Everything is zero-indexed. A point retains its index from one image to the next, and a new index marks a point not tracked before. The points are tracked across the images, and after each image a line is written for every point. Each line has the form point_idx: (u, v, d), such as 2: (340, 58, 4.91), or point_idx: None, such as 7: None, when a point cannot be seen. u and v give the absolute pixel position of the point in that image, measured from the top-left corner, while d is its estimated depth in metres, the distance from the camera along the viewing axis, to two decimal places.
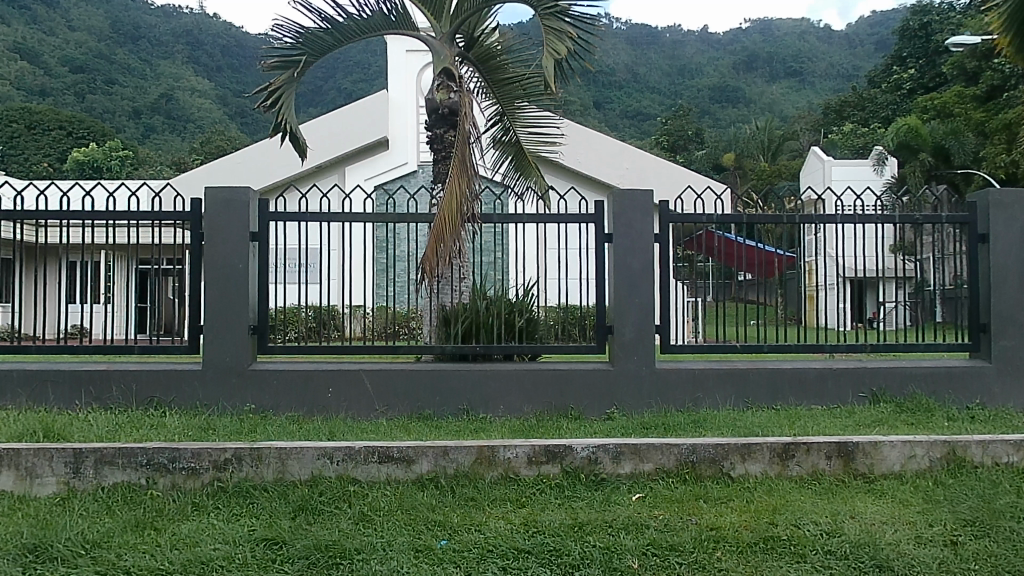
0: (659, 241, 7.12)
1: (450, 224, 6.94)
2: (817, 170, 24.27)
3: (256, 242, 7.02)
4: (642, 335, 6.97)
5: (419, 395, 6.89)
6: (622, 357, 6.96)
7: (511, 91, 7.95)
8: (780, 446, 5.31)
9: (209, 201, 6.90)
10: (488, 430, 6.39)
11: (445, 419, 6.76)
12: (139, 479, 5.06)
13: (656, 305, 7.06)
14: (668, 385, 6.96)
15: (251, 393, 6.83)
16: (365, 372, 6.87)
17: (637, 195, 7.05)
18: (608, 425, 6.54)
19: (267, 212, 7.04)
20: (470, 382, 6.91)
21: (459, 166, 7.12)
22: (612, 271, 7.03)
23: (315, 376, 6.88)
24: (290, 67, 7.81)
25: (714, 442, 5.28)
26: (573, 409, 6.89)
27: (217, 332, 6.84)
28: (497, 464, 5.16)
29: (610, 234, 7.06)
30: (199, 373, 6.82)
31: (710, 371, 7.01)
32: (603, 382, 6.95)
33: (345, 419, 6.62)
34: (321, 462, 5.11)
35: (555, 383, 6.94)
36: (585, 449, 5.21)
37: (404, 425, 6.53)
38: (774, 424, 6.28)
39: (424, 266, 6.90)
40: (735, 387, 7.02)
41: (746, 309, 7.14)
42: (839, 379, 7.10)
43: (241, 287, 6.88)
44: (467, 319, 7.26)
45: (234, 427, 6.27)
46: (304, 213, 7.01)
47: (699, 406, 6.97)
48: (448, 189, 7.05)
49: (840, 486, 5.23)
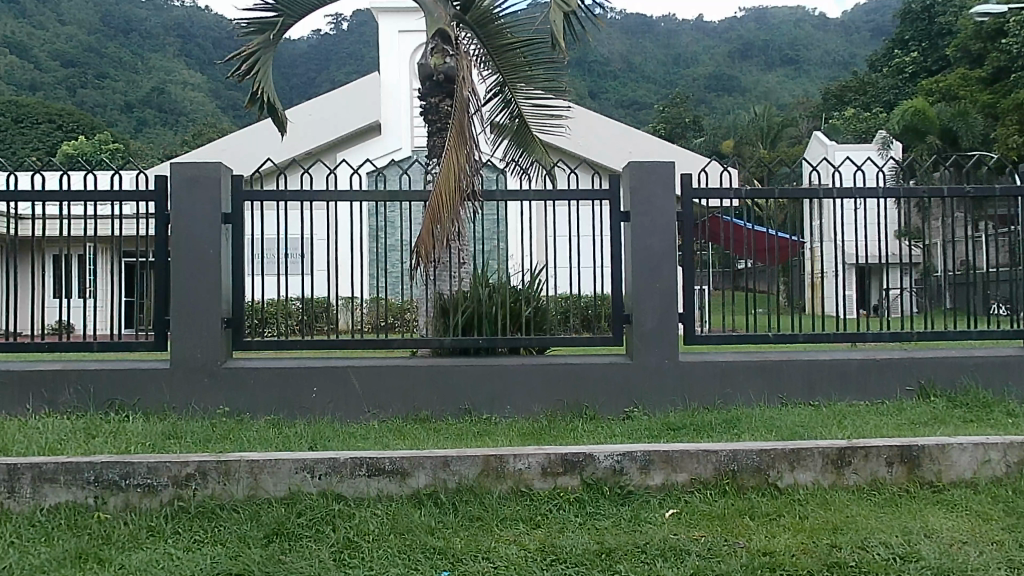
0: (682, 220, 6.36)
1: (447, 203, 6.19)
2: (824, 155, 23.53)
3: (230, 224, 6.24)
4: (663, 325, 6.23)
5: (415, 394, 6.14)
6: (641, 350, 6.22)
7: (511, 59, 7.15)
8: (834, 452, 4.57)
9: (175, 179, 6.13)
10: (493, 434, 5.65)
11: (444, 421, 6.01)
12: (86, 498, 4.30)
13: (679, 291, 6.31)
14: (694, 380, 6.22)
15: (226, 394, 6.07)
16: (355, 369, 6.12)
17: (657, 168, 6.29)
18: (628, 426, 5.80)
19: (239, 189, 6.26)
20: (472, 379, 6.16)
21: (456, 138, 6.34)
22: (630, 254, 6.28)
23: (298, 375, 6.12)
24: (266, 29, 7.02)
25: (757, 448, 4.55)
26: (587, 408, 6.15)
27: (187, 326, 6.08)
28: (506, 476, 4.42)
29: (627, 212, 6.30)
30: (167, 372, 6.06)
31: (740, 365, 6.27)
32: (621, 378, 6.20)
33: (331, 423, 5.87)
34: (300, 476, 4.36)
35: (567, 379, 6.19)
36: (608, 457, 4.47)
37: (398, 428, 5.78)
38: (818, 424, 5.53)
39: (419, 249, 6.17)
40: (767, 382, 6.28)
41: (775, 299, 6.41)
42: (884, 370, 6.36)
43: (213, 276, 6.11)
44: (470, 309, 6.48)
45: (204, 433, 5.51)
46: (283, 191, 6.24)
47: (728, 403, 6.23)
48: (444, 163, 6.28)
49: (904, 497, 4.49)
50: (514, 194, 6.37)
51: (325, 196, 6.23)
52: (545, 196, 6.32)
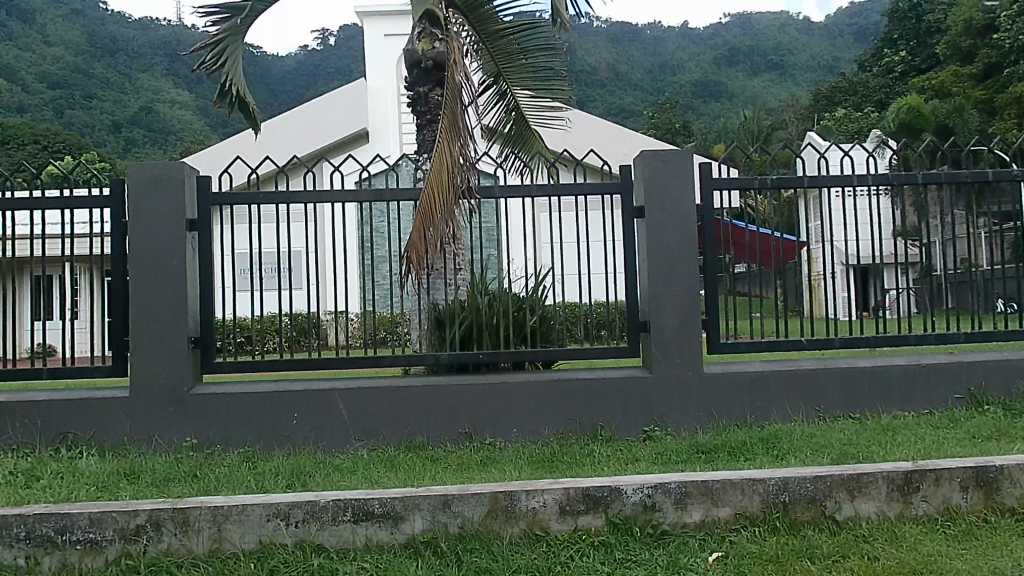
0: (702, 214, 5.71)
1: (440, 202, 5.53)
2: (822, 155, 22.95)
3: (196, 231, 5.55)
4: (685, 333, 5.56)
5: (409, 418, 5.45)
6: (661, 361, 5.55)
7: (506, 46, 6.55)
8: (900, 477, 3.90)
9: (133, 181, 5.42)
10: (498, 462, 4.97)
11: (442, 447, 5.33)
12: (15, 560, 3.58)
13: (700, 294, 5.65)
14: (721, 394, 5.56)
15: (194, 423, 5.36)
16: (342, 391, 5.44)
17: (674, 157, 5.63)
18: (650, 449, 5.12)
19: (206, 192, 5.58)
20: (472, 400, 5.47)
21: (448, 130, 5.68)
22: (645, 254, 5.62)
23: (276, 400, 5.42)
24: (233, 15, 6.35)
25: (811, 474, 3.88)
26: (603, 428, 5.47)
27: (149, 348, 5.36)
28: (517, 518, 3.73)
29: (641, 207, 5.65)
30: (126, 401, 5.34)
31: (772, 375, 5.60)
32: (639, 394, 5.53)
33: (314, 454, 5.17)
34: (272, 525, 3.66)
35: (579, 397, 5.51)
36: (636, 492, 3.79)
37: (389, 458, 5.09)
38: (867, 440, 4.86)
39: (410, 254, 5.51)
40: (803, 393, 5.62)
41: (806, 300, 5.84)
42: (931, 376, 5.71)
43: (177, 291, 5.40)
44: (467, 321, 5.81)
45: (166, 471, 4.79)
46: (255, 193, 5.56)
47: (760, 418, 5.56)
48: (436, 158, 5.62)
49: (985, 528, 3.82)
50: (514, 190, 5.70)
51: (302, 197, 5.56)
52: (548, 192, 5.66)
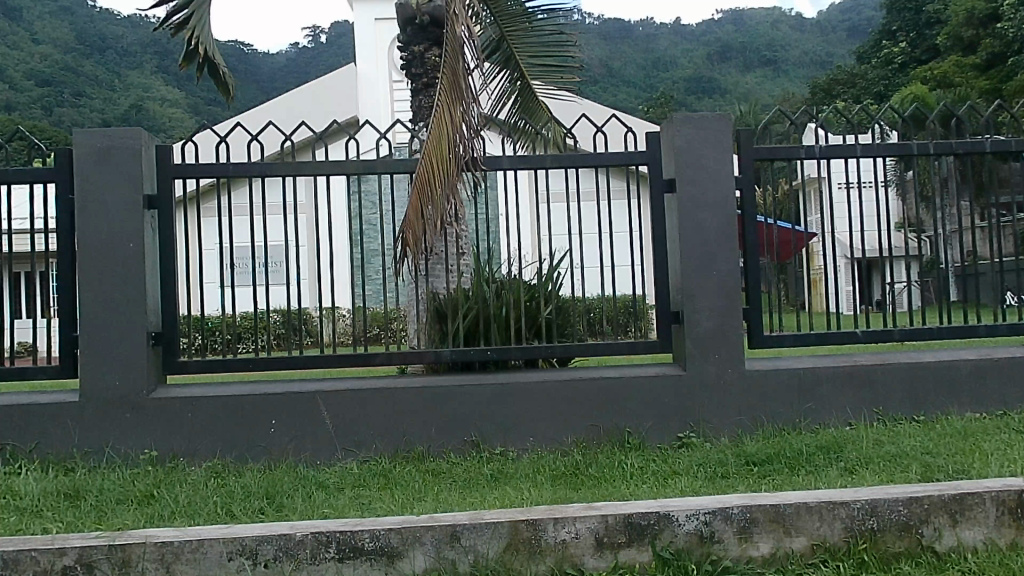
0: (742, 187, 4.96)
1: (440, 174, 4.76)
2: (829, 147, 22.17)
3: (156, 209, 4.77)
4: (723, 324, 4.82)
5: (406, 424, 4.70)
6: (696, 357, 4.81)
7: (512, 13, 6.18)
8: (1014, 497, 3.16)
9: (82, 151, 4.65)
10: (511, 476, 4.23)
11: (445, 458, 4.58)
12: None
13: (740, 280, 4.91)
14: (766, 393, 4.83)
15: (154, 433, 4.60)
16: (328, 394, 4.68)
17: (709, 123, 4.89)
18: (689, 458, 4.38)
19: (167, 164, 4.80)
20: (479, 403, 4.72)
21: (448, 92, 4.91)
22: (676, 234, 4.88)
23: (250, 404, 4.65)
24: None
25: (903, 496, 3.15)
26: (631, 435, 4.73)
27: (103, 346, 4.60)
28: (544, 554, 2.98)
29: (672, 179, 4.91)
30: (75, 407, 4.58)
31: (822, 372, 4.88)
32: (672, 395, 4.79)
33: (295, 468, 4.42)
34: (235, 566, 2.91)
35: (603, 399, 4.77)
36: (690, 519, 3.05)
37: (383, 473, 4.34)
38: (946, 448, 4.13)
39: (405, 235, 4.77)
40: (858, 392, 4.90)
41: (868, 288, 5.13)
42: (1004, 373, 4.99)
43: (134, 278, 4.62)
44: (473, 312, 5.05)
45: (117, 490, 4.03)
46: (225, 164, 4.78)
47: (810, 422, 4.84)
48: (435, 124, 4.86)
49: None
50: (525, 160, 4.94)
51: (280, 169, 4.79)
52: (565, 163, 4.91)
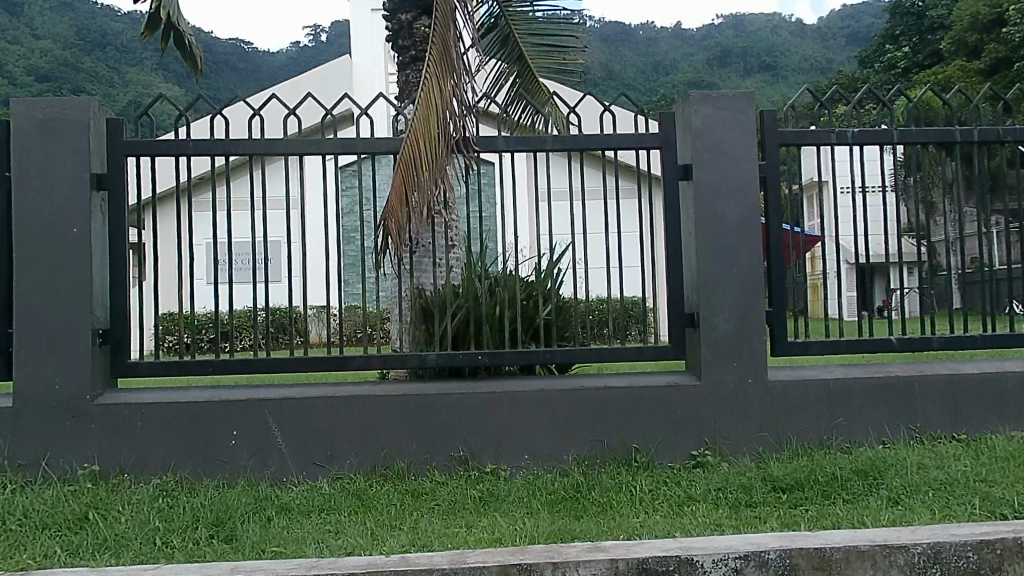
0: (765, 175, 4.43)
1: (429, 154, 4.23)
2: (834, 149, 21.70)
3: (105, 190, 4.22)
4: (743, 327, 4.30)
5: (385, 437, 4.15)
6: (713, 365, 4.27)
7: None
8: None
9: (23, 123, 4.12)
10: (503, 500, 3.69)
11: (428, 477, 4.04)
12: None
13: (763, 279, 4.39)
14: (790, 407, 4.30)
15: (98, 445, 4.05)
16: (297, 402, 4.14)
17: (731, 102, 4.36)
18: (705, 480, 3.85)
19: (119, 140, 4.25)
20: (468, 414, 4.18)
21: (437, 65, 4.38)
22: (693, 226, 4.35)
23: (208, 412, 4.11)
24: None
25: (972, 539, 2.62)
26: (639, 452, 4.20)
27: (40, 345, 4.06)
28: None
29: (688, 165, 4.37)
30: (8, 414, 4.02)
31: (853, 384, 4.35)
32: (685, 407, 4.26)
33: (257, 487, 3.87)
34: None
35: (608, 411, 4.23)
36: (718, 565, 2.53)
37: (356, 494, 3.80)
38: (1001, 475, 3.61)
39: (388, 222, 4.18)
40: (893, 407, 4.37)
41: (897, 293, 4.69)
42: None
43: (79, 267, 4.08)
44: (463, 311, 4.51)
45: (47, 512, 3.48)
46: (184, 141, 4.23)
47: (839, 440, 4.31)
48: (423, 97, 4.32)
49: None
50: (523, 142, 4.40)
51: (247, 146, 4.24)
52: (568, 145, 4.36)
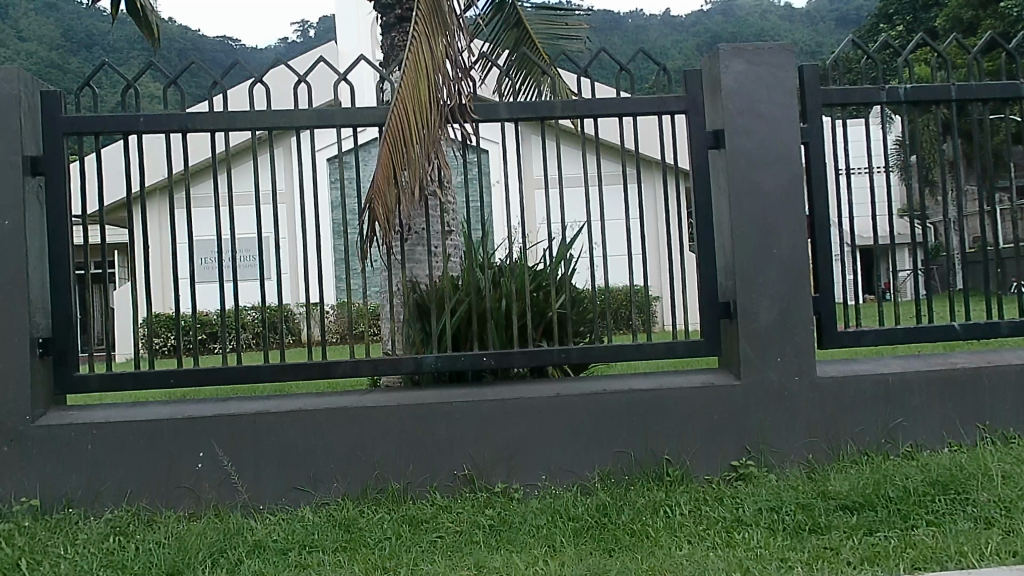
0: (808, 141, 3.85)
1: (418, 125, 3.63)
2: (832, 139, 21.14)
3: (42, 175, 3.62)
4: (787, 316, 3.74)
5: (378, 456, 3.58)
6: (754, 361, 3.70)
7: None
8: None
9: None
10: (515, 530, 3.12)
11: (429, 501, 3.48)
12: None
13: (809, 260, 3.81)
14: (843, 408, 3.74)
15: (43, 473, 3.48)
16: (272, 419, 3.55)
17: (765, 56, 3.80)
18: (752, 494, 3.29)
19: (57, 118, 3.64)
20: (472, 424, 3.60)
21: (425, 23, 3.79)
22: (727, 201, 3.78)
23: (170, 431, 3.53)
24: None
25: None
26: (671, 464, 3.64)
27: None
28: None
29: (720, 131, 3.79)
30: None
31: (913, 381, 3.78)
32: (724, 410, 3.69)
33: (227, 520, 3.31)
34: None
35: (634, 418, 3.65)
36: None
37: (345, 525, 3.23)
38: None
39: (374, 205, 3.57)
40: (959, 403, 3.80)
41: (961, 292, 4.04)
42: None
43: (11, 268, 3.49)
44: (464, 307, 3.92)
45: None
46: (136, 115, 3.63)
47: (898, 444, 3.75)
48: (410, 58, 3.71)
49: None
50: (529, 109, 3.75)
51: (206, 121, 3.63)
52: (580, 112, 3.75)
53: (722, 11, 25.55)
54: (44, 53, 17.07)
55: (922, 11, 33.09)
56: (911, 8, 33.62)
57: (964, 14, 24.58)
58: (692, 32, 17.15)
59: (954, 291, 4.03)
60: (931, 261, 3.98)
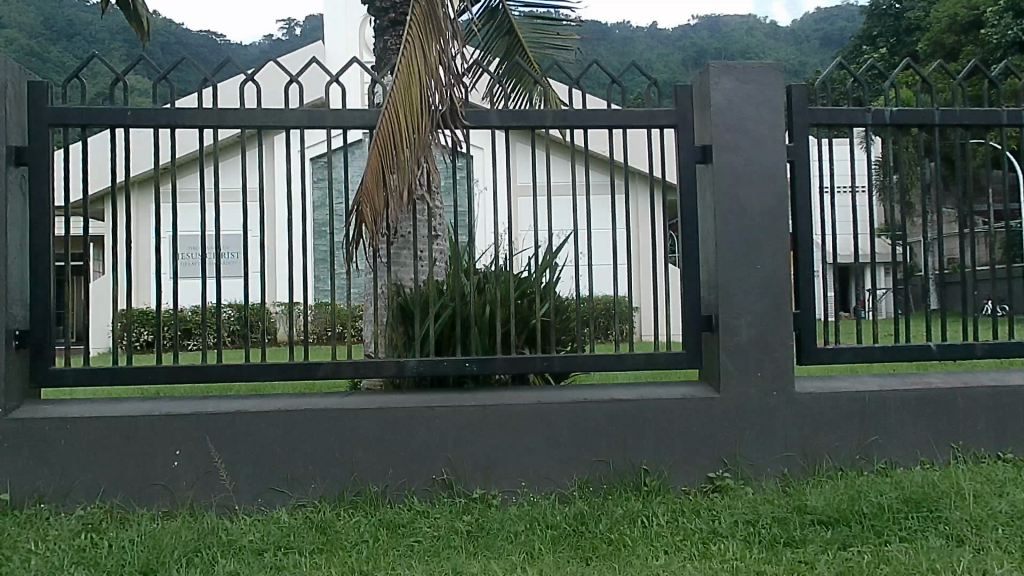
0: (793, 159, 3.91)
1: (409, 128, 3.63)
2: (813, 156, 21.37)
3: (25, 166, 3.58)
4: (769, 331, 3.78)
5: (357, 458, 3.57)
6: (733, 374, 3.74)
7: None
8: None
9: None
10: (494, 536, 3.12)
11: (407, 504, 3.47)
12: None
13: (790, 277, 3.87)
14: (819, 423, 3.78)
15: (16, 467, 3.43)
16: (252, 419, 3.52)
17: (754, 74, 3.85)
18: (729, 506, 3.32)
19: (43, 109, 3.60)
20: (453, 429, 3.60)
21: (418, 28, 3.80)
22: (711, 216, 3.82)
23: (147, 428, 3.49)
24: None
25: None
26: (649, 474, 3.66)
27: None
28: None
29: (708, 146, 3.84)
30: None
31: (888, 399, 3.83)
32: (703, 421, 3.72)
33: (201, 519, 3.28)
34: None
35: (614, 427, 3.68)
36: None
37: (322, 528, 3.20)
38: None
39: (363, 208, 3.57)
40: (932, 422, 3.86)
41: (937, 314, 4.07)
42: None
43: None
44: (448, 312, 3.93)
45: None
46: (125, 109, 3.59)
47: (872, 460, 3.81)
48: (403, 63, 3.73)
49: None
50: (519, 117, 3.77)
51: (196, 117, 3.61)
52: (570, 122, 3.77)
53: (710, 27, 25.81)
54: (23, 40, 16.81)
55: (906, 35, 33.62)
56: (894, 32, 34.11)
57: (946, 39, 25.07)
58: (681, 46, 17.24)
59: (931, 311, 4.05)
60: (908, 282, 3.97)
